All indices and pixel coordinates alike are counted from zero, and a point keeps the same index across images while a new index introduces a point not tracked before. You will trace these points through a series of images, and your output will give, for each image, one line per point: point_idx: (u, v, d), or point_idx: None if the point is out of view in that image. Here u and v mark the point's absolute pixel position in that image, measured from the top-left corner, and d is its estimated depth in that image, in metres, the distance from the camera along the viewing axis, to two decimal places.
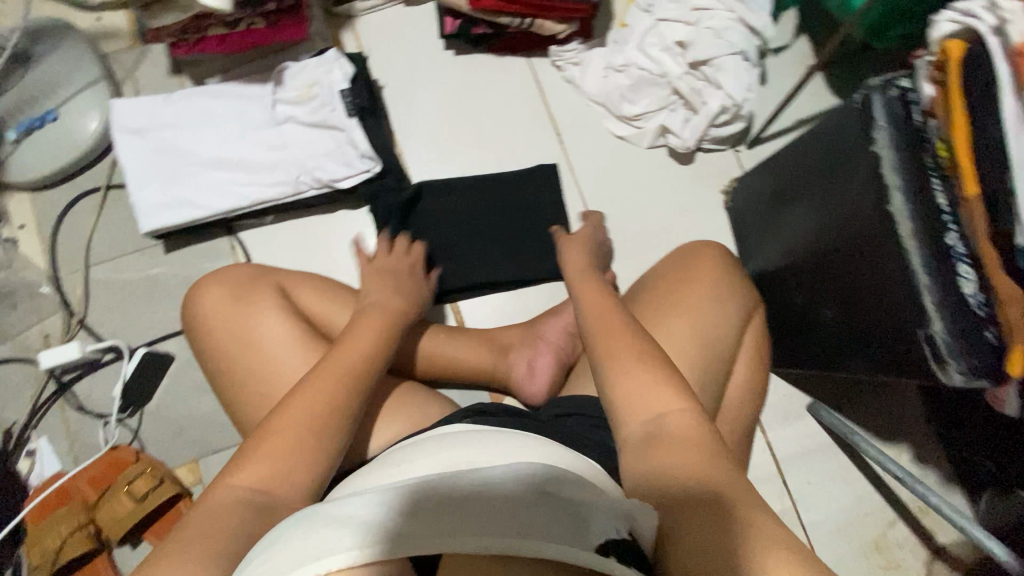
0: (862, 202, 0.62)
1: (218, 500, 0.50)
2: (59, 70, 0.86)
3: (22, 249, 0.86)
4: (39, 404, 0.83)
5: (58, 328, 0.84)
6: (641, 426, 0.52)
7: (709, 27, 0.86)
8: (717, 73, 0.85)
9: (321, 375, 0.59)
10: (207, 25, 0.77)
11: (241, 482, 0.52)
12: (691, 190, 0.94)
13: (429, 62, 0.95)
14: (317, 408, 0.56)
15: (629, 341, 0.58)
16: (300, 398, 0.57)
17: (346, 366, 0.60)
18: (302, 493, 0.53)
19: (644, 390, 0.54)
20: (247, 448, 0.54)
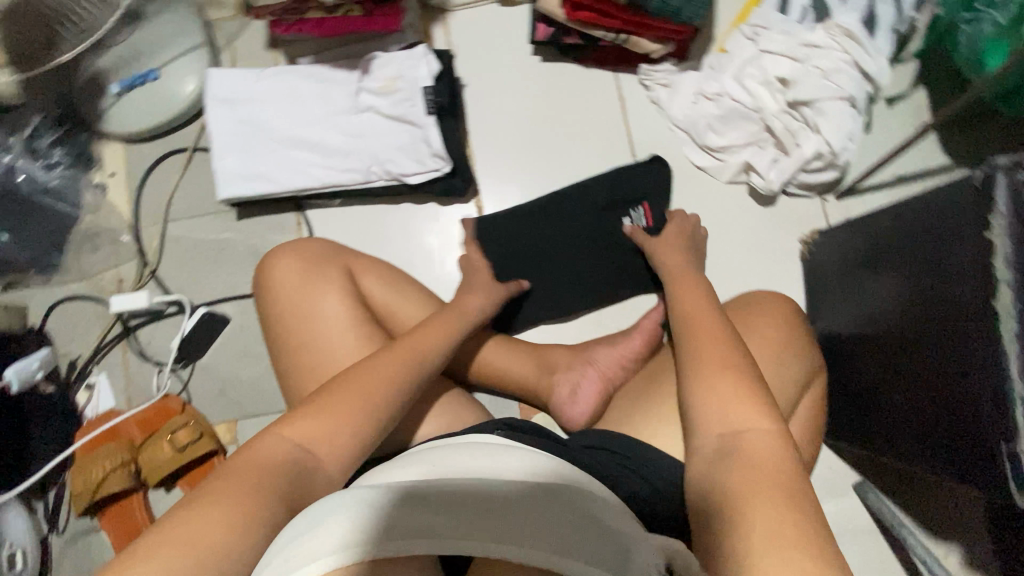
0: (965, 288, 0.56)
1: (265, 449, 0.50)
2: (166, 32, 0.90)
3: (110, 196, 0.91)
4: (104, 343, 0.89)
5: (131, 275, 0.90)
6: (715, 438, 0.49)
7: (817, 68, 0.80)
8: (817, 117, 0.80)
9: (394, 360, 0.59)
10: (307, 8, 0.79)
11: (291, 437, 0.51)
12: (766, 234, 0.89)
13: (514, 65, 0.93)
14: (388, 382, 0.57)
15: (726, 357, 0.54)
16: (372, 369, 0.58)
17: (420, 349, 0.62)
18: (342, 466, 0.52)
19: (725, 401, 0.50)
20: (309, 407, 0.54)
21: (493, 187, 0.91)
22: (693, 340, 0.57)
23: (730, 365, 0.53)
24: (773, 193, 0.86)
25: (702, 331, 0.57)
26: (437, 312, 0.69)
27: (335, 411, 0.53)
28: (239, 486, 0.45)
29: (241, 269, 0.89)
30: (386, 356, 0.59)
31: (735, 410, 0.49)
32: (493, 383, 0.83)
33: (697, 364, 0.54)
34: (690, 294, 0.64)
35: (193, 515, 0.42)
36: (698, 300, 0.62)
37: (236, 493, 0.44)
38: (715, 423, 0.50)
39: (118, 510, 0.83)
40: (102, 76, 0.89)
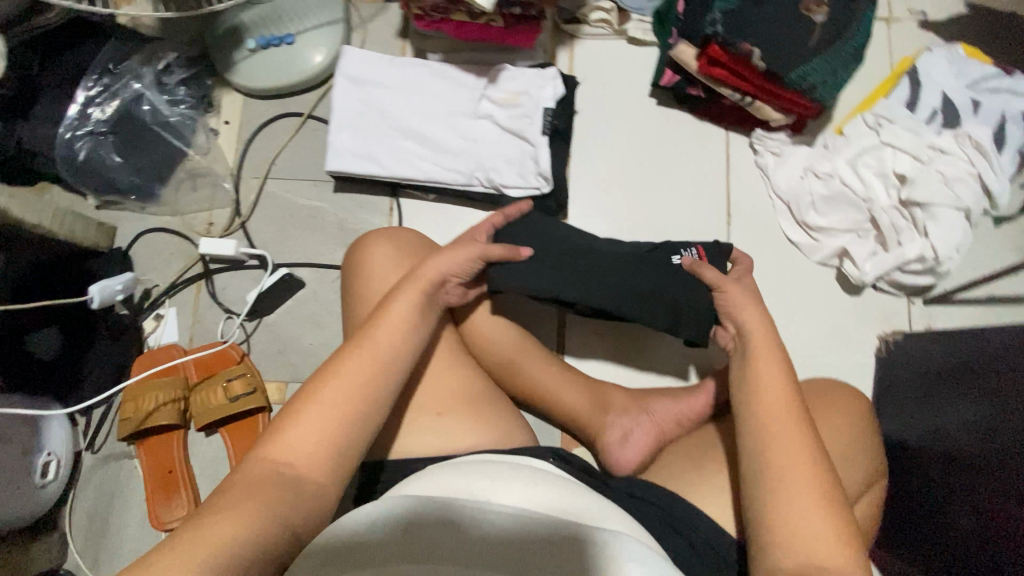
0: None
1: (248, 474, 0.50)
2: (311, 2, 0.94)
3: (220, 142, 0.95)
4: (181, 280, 0.91)
5: (222, 221, 0.93)
6: (791, 558, 0.47)
7: (938, 172, 0.79)
8: (928, 220, 0.79)
9: (358, 361, 0.56)
10: (454, 10, 0.81)
11: (270, 456, 0.51)
12: (845, 323, 0.87)
13: (629, 102, 0.95)
14: (352, 387, 0.54)
15: (807, 459, 0.50)
16: (348, 370, 0.55)
17: (385, 344, 0.58)
18: (327, 472, 0.51)
19: (805, 520, 0.48)
20: (287, 415, 0.53)
21: (583, 215, 0.92)
22: (775, 434, 0.52)
23: (807, 470, 0.50)
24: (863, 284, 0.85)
25: (782, 427, 0.52)
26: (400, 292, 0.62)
27: (306, 421, 0.52)
28: (244, 497, 0.48)
29: (325, 239, 0.91)
30: (350, 359, 0.56)
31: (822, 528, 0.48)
32: (545, 408, 0.83)
33: (775, 466, 0.50)
34: (763, 367, 0.56)
35: (180, 547, 0.43)
36: (778, 377, 0.55)
37: (221, 522, 0.45)
38: (797, 545, 0.47)
39: (156, 443, 0.85)
40: (241, 29, 0.92)
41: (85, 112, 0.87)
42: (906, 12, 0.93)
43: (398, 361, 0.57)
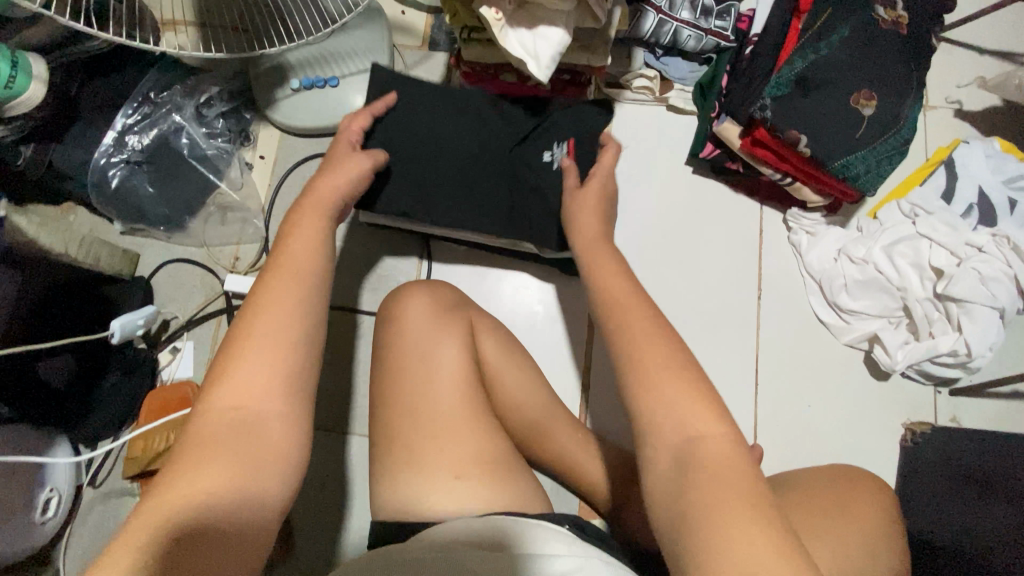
0: None
1: (199, 431, 0.45)
2: (356, 46, 0.94)
3: (254, 177, 0.94)
4: (202, 314, 0.90)
5: (249, 256, 0.92)
6: (673, 445, 0.47)
7: (975, 270, 0.79)
8: (963, 317, 0.79)
9: (276, 282, 0.52)
10: (504, 70, 0.81)
11: (220, 407, 0.46)
12: (871, 409, 0.86)
13: (665, 167, 0.95)
14: (279, 302, 0.51)
15: (662, 349, 0.52)
16: (270, 298, 0.51)
17: (302, 254, 0.55)
18: (284, 401, 0.47)
19: (666, 403, 0.49)
20: (220, 370, 0.48)
21: None
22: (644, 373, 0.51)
23: (670, 366, 0.51)
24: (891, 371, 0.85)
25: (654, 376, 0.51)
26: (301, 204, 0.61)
27: (248, 360, 0.47)
28: (206, 453, 0.43)
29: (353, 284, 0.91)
30: (268, 281, 0.52)
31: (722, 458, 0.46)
32: (566, 476, 0.82)
33: (660, 424, 0.49)
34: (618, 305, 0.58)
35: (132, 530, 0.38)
36: (639, 321, 0.55)
37: (175, 488, 0.41)
38: (673, 432, 0.48)
39: None
40: (286, 67, 0.92)
41: (122, 139, 0.87)
42: (943, 102, 0.94)
43: (321, 284, 0.54)
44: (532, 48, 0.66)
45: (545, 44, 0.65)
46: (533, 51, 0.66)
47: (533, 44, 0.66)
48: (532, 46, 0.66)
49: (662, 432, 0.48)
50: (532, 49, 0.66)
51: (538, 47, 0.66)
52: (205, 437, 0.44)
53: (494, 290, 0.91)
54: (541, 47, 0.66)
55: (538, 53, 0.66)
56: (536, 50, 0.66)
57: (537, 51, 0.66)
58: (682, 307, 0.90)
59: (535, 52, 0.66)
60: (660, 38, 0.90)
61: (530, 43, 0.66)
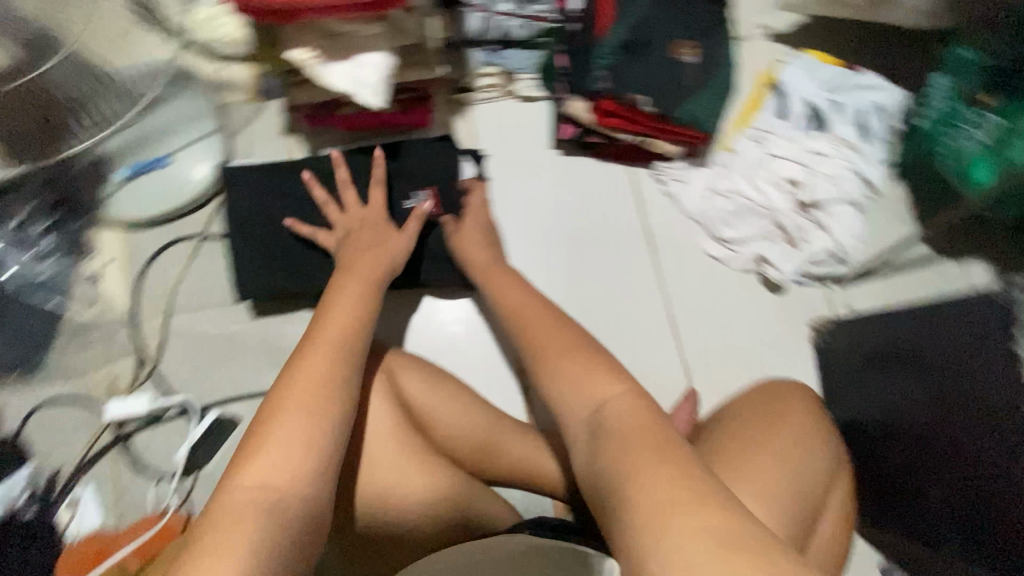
0: None
1: (234, 490, 0.47)
2: (177, 117, 0.88)
3: (108, 288, 0.84)
4: (93, 453, 0.80)
5: (127, 374, 0.83)
6: (583, 412, 0.53)
7: (822, 174, 0.89)
8: (826, 218, 0.88)
9: (319, 354, 0.57)
10: (340, 104, 0.78)
11: (252, 468, 0.49)
12: (782, 321, 0.91)
13: (533, 156, 0.96)
14: (318, 372, 0.55)
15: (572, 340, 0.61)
16: (301, 374, 0.55)
17: (340, 336, 0.60)
18: (314, 458, 0.50)
19: (573, 381, 0.55)
20: (248, 447, 0.50)
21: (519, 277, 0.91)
22: (558, 364, 0.57)
23: (576, 347, 0.59)
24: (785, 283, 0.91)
25: (565, 367, 0.57)
26: (339, 282, 0.67)
27: (283, 424, 0.51)
28: (248, 511, 0.45)
29: (253, 366, 0.83)
30: (310, 354, 0.57)
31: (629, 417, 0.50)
32: (530, 486, 0.79)
33: (567, 402, 0.55)
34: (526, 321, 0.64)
35: None
36: (541, 327, 0.63)
37: (229, 540, 0.43)
38: (582, 398, 0.54)
39: None
40: (106, 161, 0.85)
41: None
42: (756, 29, 1.02)
43: (350, 356, 0.59)
44: (355, 77, 0.63)
45: (367, 69, 0.63)
46: (357, 79, 0.63)
47: (355, 73, 0.63)
48: (354, 75, 0.63)
49: (573, 403, 0.54)
50: (356, 79, 0.63)
51: (361, 75, 0.63)
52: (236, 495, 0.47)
53: (404, 324, 0.88)
54: (363, 74, 0.63)
55: (363, 80, 0.63)
56: (359, 78, 0.63)
57: (361, 78, 0.63)
58: (589, 283, 0.92)
59: (359, 80, 0.63)
60: (488, 34, 0.90)
61: (351, 73, 0.63)
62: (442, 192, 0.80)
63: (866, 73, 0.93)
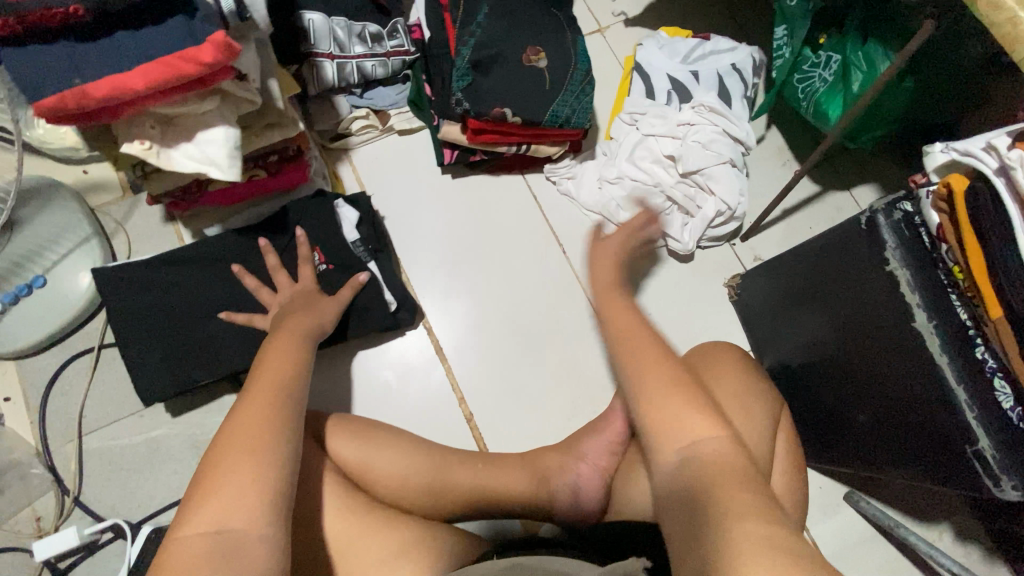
0: (874, 302, 0.64)
1: (178, 548, 0.44)
2: (47, 232, 0.83)
3: (9, 425, 0.79)
4: None
5: (50, 509, 0.78)
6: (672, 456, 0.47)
7: (695, 142, 0.91)
8: (709, 181, 0.90)
9: (259, 398, 0.53)
10: (209, 183, 0.76)
11: (200, 524, 0.45)
12: (694, 287, 0.96)
13: (425, 187, 0.97)
14: (260, 419, 0.51)
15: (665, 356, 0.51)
16: (245, 410, 0.52)
17: (281, 376, 0.57)
18: (269, 519, 0.46)
19: (674, 418, 0.48)
20: (202, 486, 0.47)
21: (438, 307, 0.92)
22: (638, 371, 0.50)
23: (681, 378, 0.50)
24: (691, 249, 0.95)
25: (651, 374, 0.50)
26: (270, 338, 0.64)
27: (234, 472, 0.47)
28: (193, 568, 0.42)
29: (184, 465, 0.81)
30: (246, 400, 0.53)
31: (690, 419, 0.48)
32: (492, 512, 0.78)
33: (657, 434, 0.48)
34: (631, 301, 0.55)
35: None
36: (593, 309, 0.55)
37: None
38: (669, 437, 0.47)
39: None
40: None
41: None
42: (611, 17, 1.06)
43: (290, 402, 0.55)
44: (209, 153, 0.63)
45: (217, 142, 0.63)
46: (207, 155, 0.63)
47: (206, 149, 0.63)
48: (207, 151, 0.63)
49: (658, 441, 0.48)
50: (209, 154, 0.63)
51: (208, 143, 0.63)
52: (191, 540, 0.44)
53: (332, 383, 0.87)
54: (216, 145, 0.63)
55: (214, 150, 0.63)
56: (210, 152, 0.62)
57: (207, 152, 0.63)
58: (510, 297, 0.94)
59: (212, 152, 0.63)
60: (349, 78, 0.90)
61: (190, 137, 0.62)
62: (335, 245, 0.80)
63: (716, 39, 0.97)
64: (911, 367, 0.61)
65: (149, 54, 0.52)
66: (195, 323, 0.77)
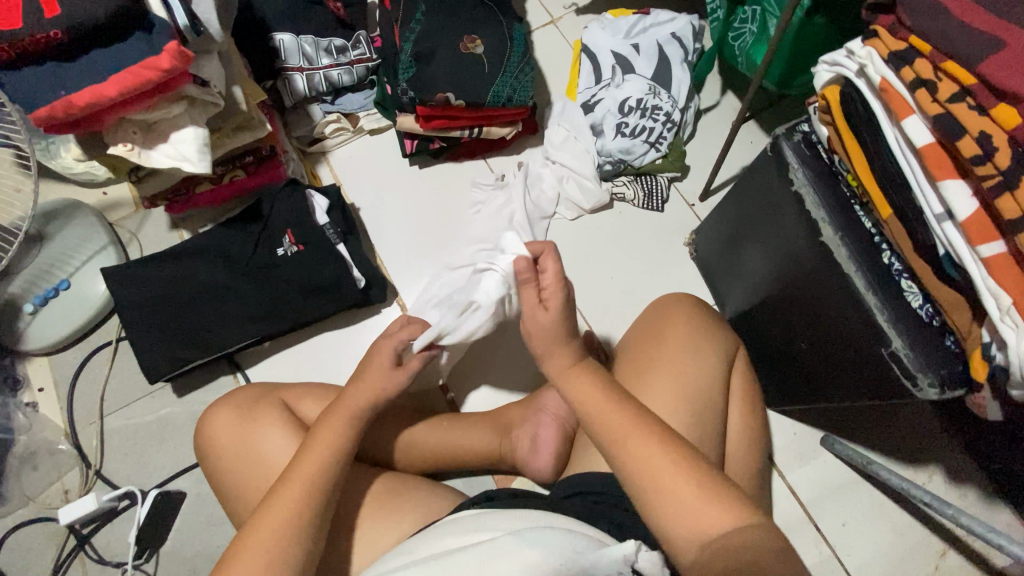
0: (793, 225, 0.65)
1: None
2: (70, 243, 0.96)
3: (42, 410, 0.91)
4: (61, 561, 0.85)
5: (76, 482, 0.89)
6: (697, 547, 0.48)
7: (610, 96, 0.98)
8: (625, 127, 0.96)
9: (292, 485, 0.59)
10: (195, 184, 0.88)
11: None
12: (654, 248, 0.99)
13: (394, 177, 1.05)
14: (286, 504, 0.58)
15: (651, 445, 0.52)
16: (271, 521, 0.57)
17: (319, 459, 0.62)
18: None
19: (675, 505, 0.49)
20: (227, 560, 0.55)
21: (407, 284, 0.98)
22: (666, 505, 0.49)
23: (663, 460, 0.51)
24: (654, 200, 0.99)
25: (656, 475, 0.50)
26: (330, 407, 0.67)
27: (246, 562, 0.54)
28: None
29: (188, 439, 0.90)
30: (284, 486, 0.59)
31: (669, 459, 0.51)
32: (460, 465, 0.85)
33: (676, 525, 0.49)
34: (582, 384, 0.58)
35: None
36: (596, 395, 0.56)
37: None
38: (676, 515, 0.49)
39: None
40: (14, 301, 0.93)
41: None
42: (562, 8, 1.13)
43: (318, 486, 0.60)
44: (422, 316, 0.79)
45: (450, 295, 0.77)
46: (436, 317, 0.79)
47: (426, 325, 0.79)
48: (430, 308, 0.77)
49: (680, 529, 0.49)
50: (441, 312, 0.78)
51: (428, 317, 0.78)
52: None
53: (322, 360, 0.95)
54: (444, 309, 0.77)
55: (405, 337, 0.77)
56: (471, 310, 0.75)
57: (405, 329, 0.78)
58: None
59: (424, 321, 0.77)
60: (319, 87, 1.01)
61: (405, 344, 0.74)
62: (305, 229, 0.89)
63: (656, 12, 1.02)
64: (832, 288, 0.62)
65: (120, 66, 0.63)
66: (187, 308, 0.86)
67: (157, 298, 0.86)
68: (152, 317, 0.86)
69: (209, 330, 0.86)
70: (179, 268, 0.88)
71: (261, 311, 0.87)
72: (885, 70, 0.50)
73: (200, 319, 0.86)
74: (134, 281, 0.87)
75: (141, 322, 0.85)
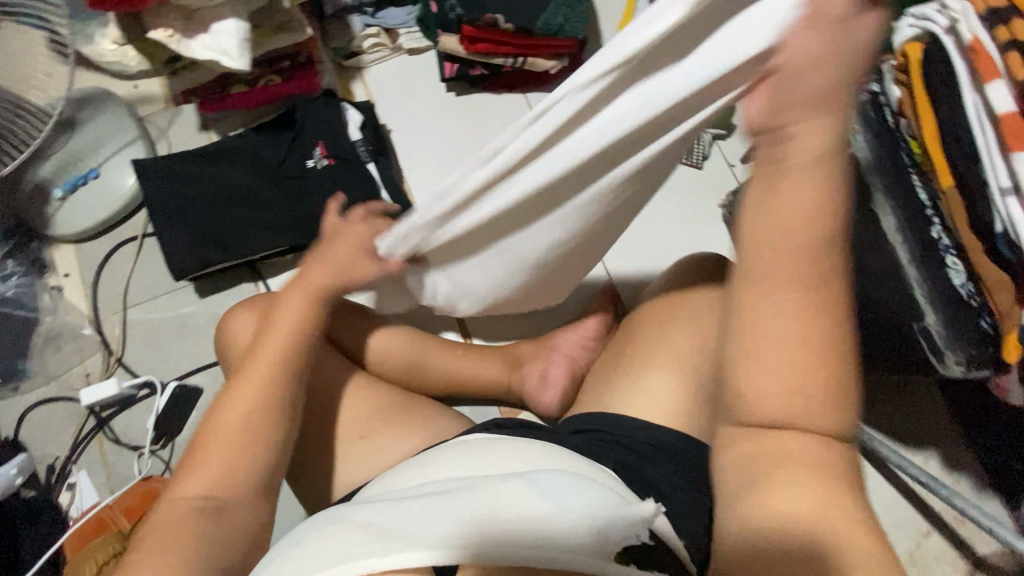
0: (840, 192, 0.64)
1: (164, 512, 0.53)
2: (100, 132, 0.95)
3: (67, 295, 0.93)
4: (80, 439, 0.89)
5: (98, 367, 0.91)
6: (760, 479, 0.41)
7: None
8: None
9: (259, 369, 0.61)
10: (230, 83, 0.87)
11: (185, 493, 0.54)
12: (687, 204, 0.97)
13: (431, 101, 1.01)
14: (256, 383, 0.60)
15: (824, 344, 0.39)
16: (228, 414, 0.58)
17: (283, 345, 0.64)
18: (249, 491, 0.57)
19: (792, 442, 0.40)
20: (201, 438, 0.58)
21: None
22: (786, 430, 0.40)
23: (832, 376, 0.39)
24: (695, 154, 0.96)
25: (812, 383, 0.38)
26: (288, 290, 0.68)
27: (218, 440, 0.57)
28: (169, 529, 0.51)
29: (207, 339, 0.92)
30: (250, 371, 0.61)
31: (797, 326, 0.38)
32: (469, 391, 0.87)
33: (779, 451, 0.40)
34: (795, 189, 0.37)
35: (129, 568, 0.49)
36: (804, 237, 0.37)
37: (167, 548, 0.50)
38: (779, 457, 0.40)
39: None
40: (44, 184, 0.93)
41: None
42: None
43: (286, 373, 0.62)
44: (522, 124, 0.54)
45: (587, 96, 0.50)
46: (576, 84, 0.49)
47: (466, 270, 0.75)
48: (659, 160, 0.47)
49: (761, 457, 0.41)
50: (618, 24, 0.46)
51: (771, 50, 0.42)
52: (180, 511, 0.53)
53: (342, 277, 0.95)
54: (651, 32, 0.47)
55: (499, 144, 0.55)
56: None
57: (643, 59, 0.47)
58: None
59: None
60: None
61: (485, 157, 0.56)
62: (336, 144, 0.87)
63: None
64: (872, 262, 0.61)
65: None
66: (215, 209, 0.86)
67: (187, 194, 0.86)
68: (180, 212, 0.86)
69: (234, 235, 0.86)
70: (211, 168, 0.87)
71: (288, 220, 0.87)
72: (979, 28, 0.48)
73: (227, 222, 0.86)
74: (167, 175, 0.87)
75: (169, 216, 0.85)
